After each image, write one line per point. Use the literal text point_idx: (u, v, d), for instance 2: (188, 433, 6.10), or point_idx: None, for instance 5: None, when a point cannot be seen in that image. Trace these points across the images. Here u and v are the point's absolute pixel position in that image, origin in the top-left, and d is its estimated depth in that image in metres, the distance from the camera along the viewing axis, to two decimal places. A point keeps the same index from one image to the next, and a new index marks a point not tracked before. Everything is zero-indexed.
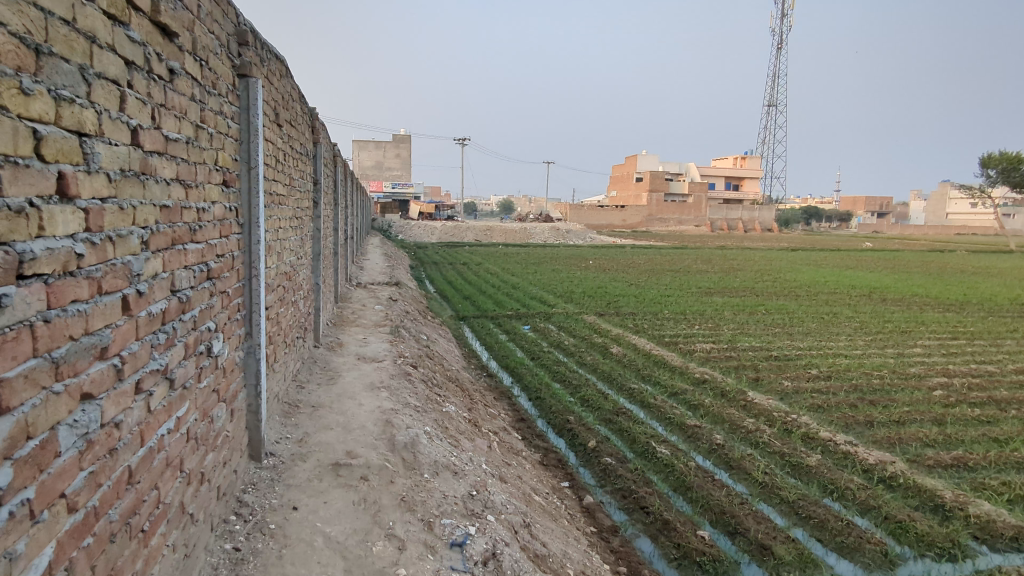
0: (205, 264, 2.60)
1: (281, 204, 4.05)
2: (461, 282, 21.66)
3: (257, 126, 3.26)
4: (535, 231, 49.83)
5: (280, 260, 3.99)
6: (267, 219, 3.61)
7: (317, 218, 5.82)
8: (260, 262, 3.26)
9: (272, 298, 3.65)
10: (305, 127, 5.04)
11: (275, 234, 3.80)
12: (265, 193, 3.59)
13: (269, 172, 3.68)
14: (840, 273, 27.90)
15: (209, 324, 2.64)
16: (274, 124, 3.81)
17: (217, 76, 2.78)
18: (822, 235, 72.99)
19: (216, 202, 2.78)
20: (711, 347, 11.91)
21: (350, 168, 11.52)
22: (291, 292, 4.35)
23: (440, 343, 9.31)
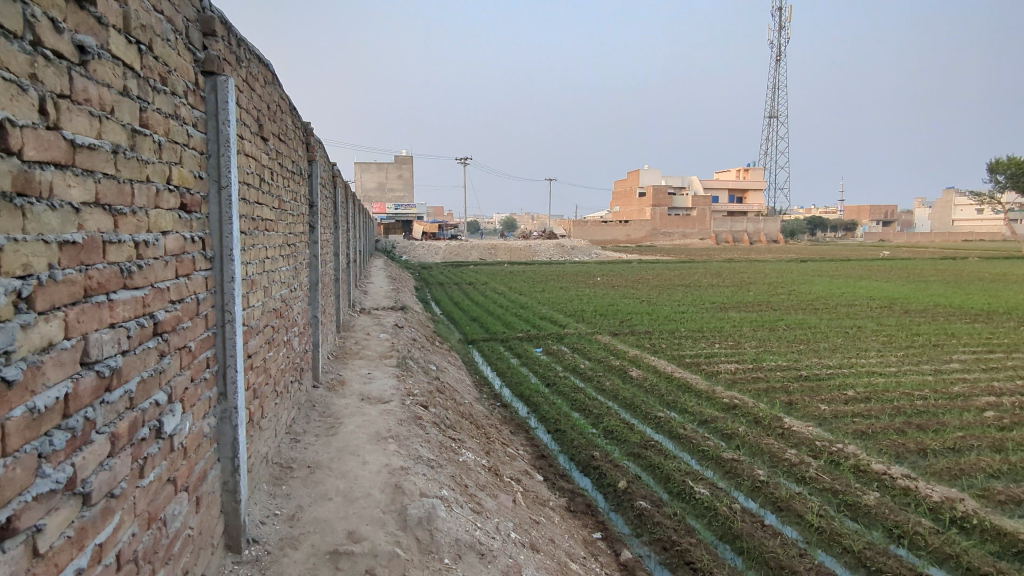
0: (148, 317, 2.07)
1: (269, 230, 3.51)
2: (468, 303, 21.10)
3: (229, 135, 2.74)
4: (540, 248, 49.34)
5: (269, 295, 3.44)
6: (249, 250, 3.06)
7: (314, 244, 5.28)
8: (235, 304, 2.74)
9: (255, 342, 3.09)
10: (297, 142, 4.52)
11: (260, 265, 3.25)
12: (247, 219, 3.06)
13: (252, 194, 3.15)
14: (856, 284, 27.25)
15: (157, 397, 2.11)
16: (258, 136, 3.29)
17: (166, 70, 2.26)
18: (829, 245, 72.34)
19: (168, 232, 2.24)
20: (736, 367, 11.26)
21: (351, 189, 11.04)
22: (282, 331, 3.78)
23: (450, 373, 8.70)
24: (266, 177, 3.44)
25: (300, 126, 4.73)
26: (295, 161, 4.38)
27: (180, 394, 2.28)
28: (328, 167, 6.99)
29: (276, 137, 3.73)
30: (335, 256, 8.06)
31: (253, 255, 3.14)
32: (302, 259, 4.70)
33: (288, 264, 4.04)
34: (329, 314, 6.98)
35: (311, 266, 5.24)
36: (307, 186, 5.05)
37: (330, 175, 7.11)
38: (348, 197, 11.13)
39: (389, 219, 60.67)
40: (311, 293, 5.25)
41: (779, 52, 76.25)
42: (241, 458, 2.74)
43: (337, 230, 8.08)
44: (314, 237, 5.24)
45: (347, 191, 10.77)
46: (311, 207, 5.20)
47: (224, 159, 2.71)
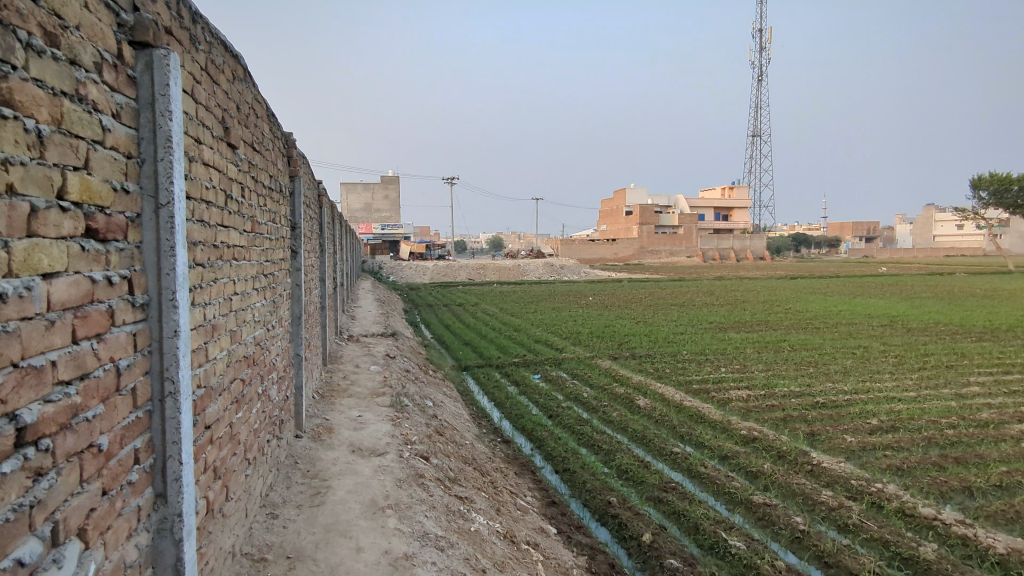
0: (7, 420, 1.42)
1: (241, 260, 2.87)
2: (459, 326, 20.39)
3: (171, 136, 2.13)
4: (529, 267, 48.79)
5: (239, 339, 2.78)
6: (209, 287, 2.42)
7: (298, 272, 4.62)
8: (180, 366, 2.14)
9: (215, 407, 2.43)
10: (276, 155, 3.88)
11: (226, 304, 2.60)
12: (209, 248, 2.44)
13: (215, 214, 2.51)
14: (851, 302, 26.95)
15: (29, 547, 1.46)
16: (225, 143, 2.68)
17: (55, 34, 1.62)
18: (815, 262, 72.71)
19: (52, 275, 1.59)
20: (748, 394, 10.64)
21: (336, 210, 10.39)
22: (257, 381, 3.12)
23: (447, 408, 8.00)
24: (236, 194, 2.80)
25: (281, 136, 4.10)
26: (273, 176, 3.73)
27: (78, 524, 1.67)
28: (313, 184, 6.36)
29: (249, 145, 3.09)
30: (321, 282, 7.37)
31: (216, 292, 2.48)
32: (283, 290, 4.03)
33: (265, 298, 3.37)
34: (314, 346, 6.27)
35: (293, 297, 4.56)
36: (288, 205, 4.40)
37: (314, 193, 6.44)
38: (333, 217, 10.46)
39: (375, 239, 59.89)
40: (293, 328, 4.57)
41: (762, 72, 77.19)
42: (186, 572, 2.13)
43: (323, 253, 7.39)
44: (297, 264, 4.57)
45: (332, 210, 10.11)
46: (293, 230, 4.54)
47: (163, 168, 2.09)
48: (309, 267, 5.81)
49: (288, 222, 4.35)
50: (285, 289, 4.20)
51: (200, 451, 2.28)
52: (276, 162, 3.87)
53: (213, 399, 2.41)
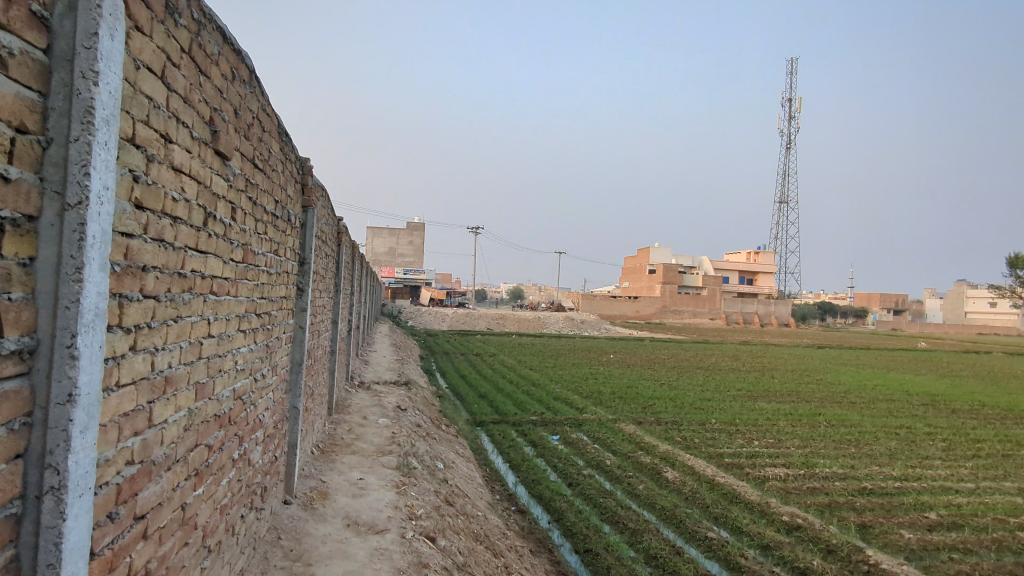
0: None
1: (222, 294, 2.36)
2: (476, 377, 19.73)
3: (98, 114, 1.57)
4: (549, 320, 48.12)
5: (208, 393, 2.24)
6: (162, 328, 1.89)
7: (304, 312, 4.11)
8: (73, 443, 1.50)
9: (153, 489, 1.86)
10: (286, 178, 3.45)
11: (189, 350, 2.07)
12: (166, 278, 1.91)
13: (185, 232, 2.01)
14: (885, 376, 25.76)
15: None
16: (210, 152, 2.22)
17: None
18: (843, 332, 70.93)
19: None
20: (787, 473, 9.72)
21: (356, 249, 10.01)
22: (233, 443, 2.56)
23: (458, 469, 7.30)
24: (221, 213, 2.32)
25: (295, 158, 3.70)
26: (280, 201, 3.27)
27: None
28: (331, 219, 5.96)
29: (249, 158, 2.64)
30: (333, 325, 6.87)
31: (174, 334, 1.97)
32: (282, 331, 3.51)
33: (255, 341, 2.86)
34: (318, 393, 5.71)
35: (294, 341, 4.03)
36: (298, 236, 3.95)
37: (332, 226, 6.03)
38: (353, 257, 10.07)
39: (397, 284, 60.05)
40: (292, 377, 4.02)
41: (790, 140, 77.65)
42: None
43: (336, 295, 6.90)
44: (303, 303, 4.07)
45: (352, 249, 9.74)
46: (301, 263, 4.06)
47: (75, 152, 1.52)
48: (318, 307, 5.30)
49: (295, 254, 3.88)
50: (286, 330, 3.69)
51: (114, 552, 1.67)
52: (285, 185, 3.43)
53: (148, 475, 1.83)
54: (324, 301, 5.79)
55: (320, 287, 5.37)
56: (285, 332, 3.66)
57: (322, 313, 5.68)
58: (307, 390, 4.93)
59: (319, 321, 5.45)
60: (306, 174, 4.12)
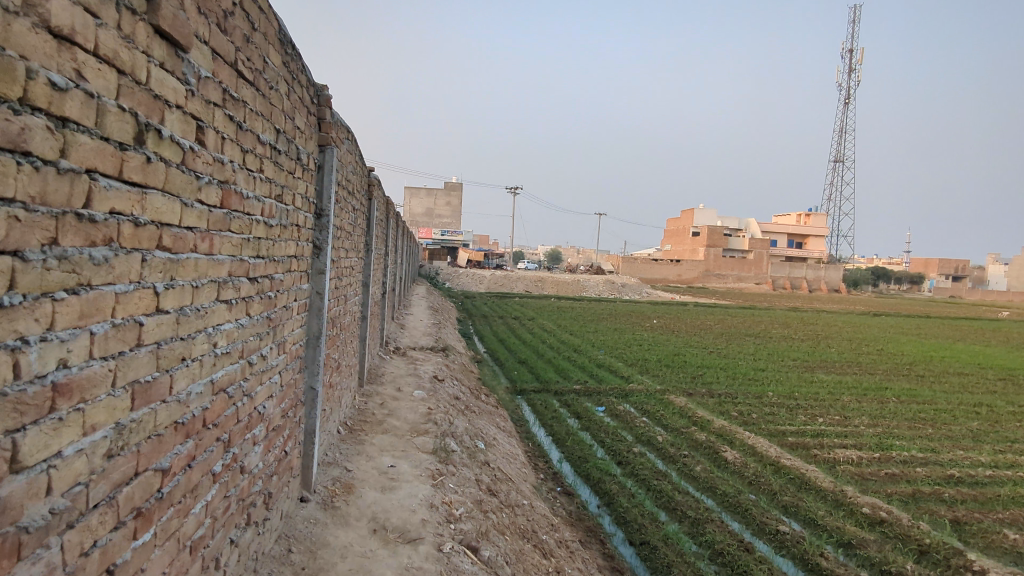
0: None
1: (174, 250, 1.72)
2: (516, 341, 19.16)
3: None
4: (588, 283, 47.14)
5: (142, 393, 1.60)
6: (35, 308, 1.24)
7: (325, 273, 3.44)
8: None
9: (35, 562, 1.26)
10: (292, 104, 2.73)
11: (98, 342, 1.43)
12: (31, 232, 1.23)
13: (83, 145, 1.36)
14: (952, 347, 24.10)
15: None
16: (135, 36, 1.51)
17: None
18: (897, 299, 67.74)
19: None
20: (860, 456, 8.81)
21: (391, 206, 9.34)
22: (206, 453, 1.94)
23: (501, 447, 6.69)
24: (161, 124, 1.64)
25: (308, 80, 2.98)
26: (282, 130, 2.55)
27: None
28: (359, 166, 5.26)
29: (223, 56, 1.95)
30: (364, 288, 6.25)
31: (65, 315, 1.32)
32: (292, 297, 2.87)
33: (246, 314, 2.20)
34: (346, 364, 5.11)
35: (311, 309, 3.37)
36: (312, 181, 3.26)
37: (360, 177, 5.35)
38: (388, 215, 9.41)
39: (435, 245, 59.76)
40: (307, 352, 3.36)
41: (849, 95, 73.08)
42: None
43: (368, 253, 6.26)
44: (320, 263, 3.39)
45: (387, 205, 9.09)
46: (318, 214, 3.38)
47: None
48: (344, 268, 4.66)
49: (309, 204, 3.20)
50: (298, 297, 3.04)
51: None
52: (291, 114, 2.72)
53: (17, 548, 1.20)
54: (352, 262, 5.13)
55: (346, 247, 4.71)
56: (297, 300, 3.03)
57: (350, 276, 5.02)
58: (331, 362, 4.32)
59: (346, 283, 4.80)
60: (321, 104, 3.42)
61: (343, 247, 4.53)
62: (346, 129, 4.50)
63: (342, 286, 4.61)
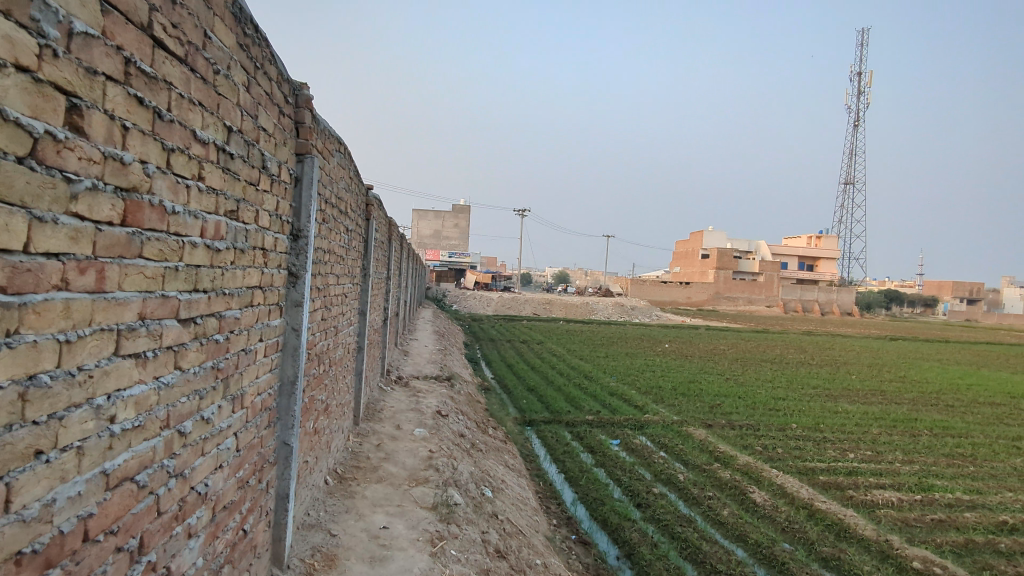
0: None
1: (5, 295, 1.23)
2: (524, 367, 18.51)
3: None
4: (597, 306, 46.52)
5: None
6: None
7: (304, 304, 2.95)
8: None
9: None
10: (245, 99, 2.31)
11: None
12: None
13: None
14: (977, 374, 23.28)
15: None
16: None
17: None
18: (912, 322, 66.61)
19: None
20: (900, 498, 8.09)
21: (393, 227, 8.88)
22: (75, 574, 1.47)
23: (510, 490, 6.06)
24: None
25: (275, 72, 2.60)
26: (234, 128, 2.21)
27: None
28: (355, 182, 4.79)
29: (123, 13, 1.56)
30: (362, 315, 5.72)
31: None
32: (253, 339, 2.45)
33: (153, 380, 1.76)
34: (337, 402, 4.55)
35: (286, 348, 2.86)
36: (285, 197, 2.80)
37: (356, 195, 4.87)
38: (390, 236, 8.93)
39: (442, 266, 59.39)
40: (281, 400, 2.85)
41: (858, 117, 72.89)
42: None
43: (367, 278, 5.75)
44: (297, 294, 2.88)
45: (389, 227, 8.60)
46: (294, 236, 2.91)
47: None
48: (334, 296, 4.13)
49: (280, 222, 2.73)
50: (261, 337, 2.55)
51: None
52: (245, 113, 2.31)
53: None
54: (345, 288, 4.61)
55: (337, 272, 4.20)
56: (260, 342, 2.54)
57: (342, 303, 4.49)
58: (317, 405, 3.77)
59: (337, 312, 4.27)
60: (300, 106, 2.98)
61: (332, 272, 4.01)
62: (336, 140, 4.02)
63: (332, 315, 4.08)
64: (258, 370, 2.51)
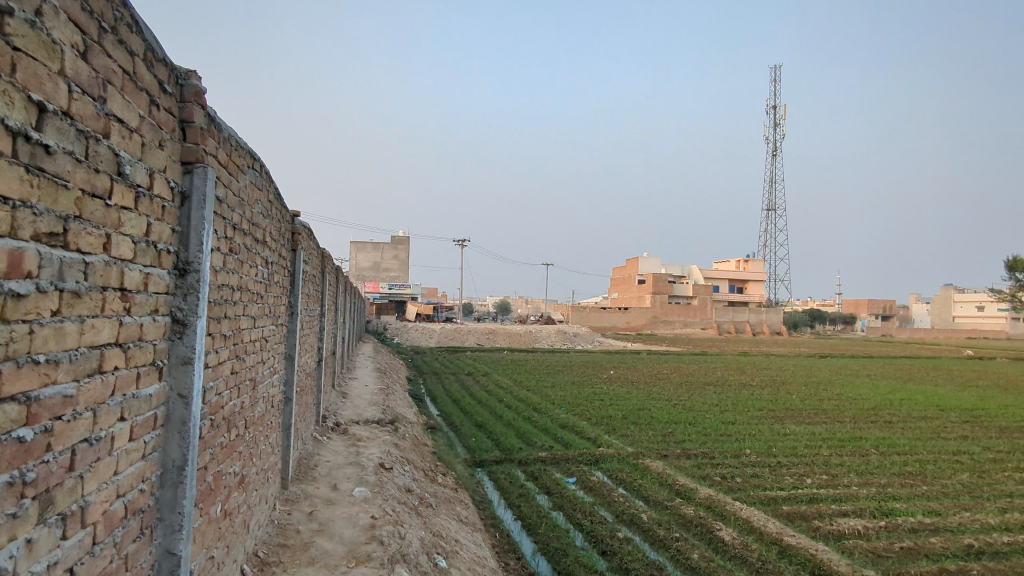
0: None
1: None
2: (470, 401, 17.73)
3: None
4: (540, 334, 46.23)
5: None
6: None
7: (192, 361, 2.33)
8: None
9: None
10: (68, 64, 1.66)
11: None
12: None
13: None
14: (905, 389, 24.27)
15: None
16: None
17: None
18: (836, 340, 70.03)
19: None
20: (865, 526, 7.87)
21: (326, 257, 8.12)
22: None
23: (467, 551, 5.34)
24: None
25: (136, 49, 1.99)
26: (48, 107, 1.56)
27: None
28: (277, 206, 4.10)
29: None
30: (290, 360, 4.95)
31: None
32: (104, 423, 1.82)
33: None
34: (257, 468, 3.76)
35: (162, 424, 2.23)
36: (162, 220, 2.20)
37: (279, 221, 4.18)
38: (324, 268, 8.15)
39: (380, 299, 57.79)
40: (160, 492, 2.22)
41: (776, 147, 77.24)
42: None
43: (295, 317, 4.99)
44: (187, 348, 2.31)
45: (321, 258, 7.82)
46: (180, 270, 2.32)
47: None
48: (250, 342, 3.41)
49: (149, 251, 2.10)
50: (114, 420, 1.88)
51: None
52: (70, 87, 1.66)
53: None
54: (266, 332, 3.86)
55: (253, 312, 3.48)
56: (111, 428, 1.86)
57: (262, 349, 3.75)
58: (227, 481, 3.01)
59: (254, 361, 3.53)
60: (186, 102, 2.38)
61: (246, 313, 3.30)
62: (251, 154, 3.34)
63: (247, 366, 3.35)
64: (108, 465, 1.84)
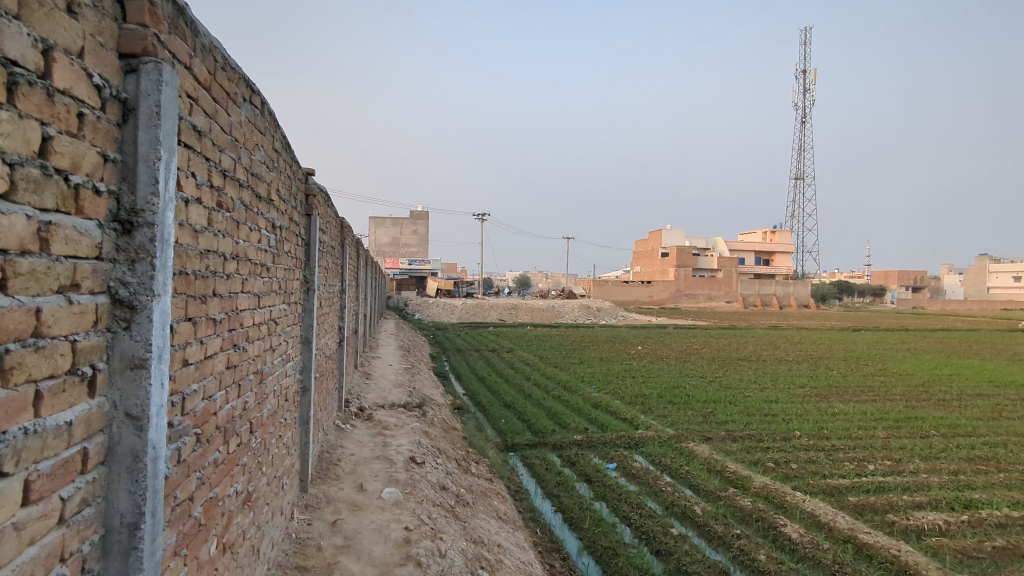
0: None
1: None
2: (497, 379, 17.13)
3: None
4: (563, 309, 45.49)
5: None
6: None
7: (147, 367, 1.72)
8: None
9: None
10: None
11: None
12: None
13: None
14: (951, 363, 23.15)
15: None
16: None
17: None
18: (866, 312, 68.19)
19: None
20: (946, 521, 7.06)
21: (344, 227, 7.40)
22: None
23: (511, 559, 4.68)
24: None
25: None
26: None
27: None
28: (285, 159, 3.35)
29: None
30: (307, 344, 4.26)
31: None
32: None
33: None
34: (268, 477, 3.11)
35: (98, 463, 1.62)
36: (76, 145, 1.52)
37: (288, 178, 3.43)
38: (343, 240, 7.45)
39: (401, 274, 57.41)
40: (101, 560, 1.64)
41: (805, 114, 74.57)
42: None
43: (313, 294, 4.30)
44: (137, 346, 1.69)
45: (339, 228, 7.10)
46: (124, 226, 1.69)
47: None
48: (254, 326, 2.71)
49: (44, 187, 1.41)
50: None
51: None
52: None
53: None
54: (275, 314, 3.16)
55: (257, 287, 2.76)
56: None
57: (270, 334, 3.06)
58: (226, 508, 2.35)
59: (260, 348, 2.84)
60: None
61: (248, 289, 2.59)
62: (248, 83, 2.57)
63: (250, 357, 2.66)
64: None
